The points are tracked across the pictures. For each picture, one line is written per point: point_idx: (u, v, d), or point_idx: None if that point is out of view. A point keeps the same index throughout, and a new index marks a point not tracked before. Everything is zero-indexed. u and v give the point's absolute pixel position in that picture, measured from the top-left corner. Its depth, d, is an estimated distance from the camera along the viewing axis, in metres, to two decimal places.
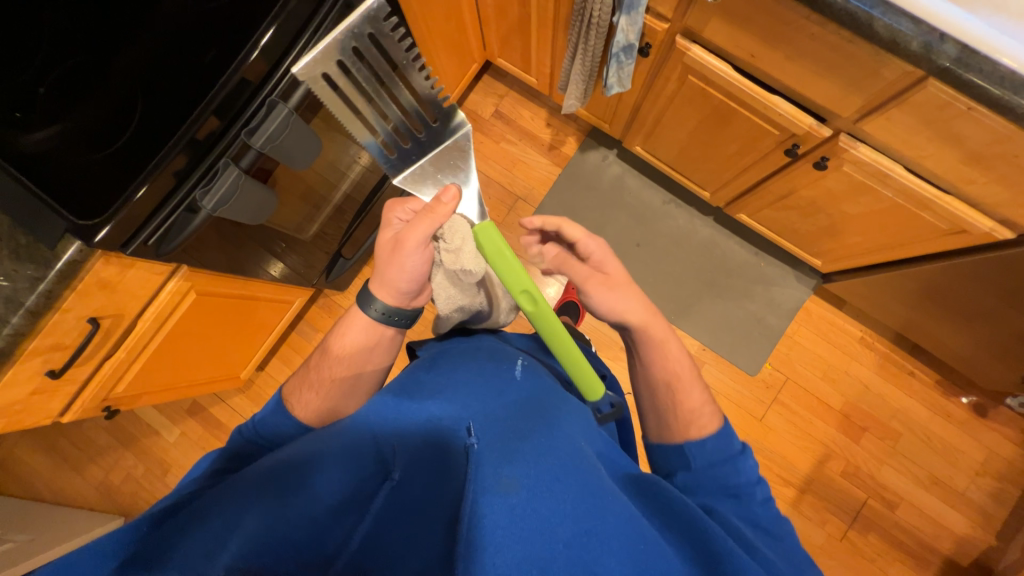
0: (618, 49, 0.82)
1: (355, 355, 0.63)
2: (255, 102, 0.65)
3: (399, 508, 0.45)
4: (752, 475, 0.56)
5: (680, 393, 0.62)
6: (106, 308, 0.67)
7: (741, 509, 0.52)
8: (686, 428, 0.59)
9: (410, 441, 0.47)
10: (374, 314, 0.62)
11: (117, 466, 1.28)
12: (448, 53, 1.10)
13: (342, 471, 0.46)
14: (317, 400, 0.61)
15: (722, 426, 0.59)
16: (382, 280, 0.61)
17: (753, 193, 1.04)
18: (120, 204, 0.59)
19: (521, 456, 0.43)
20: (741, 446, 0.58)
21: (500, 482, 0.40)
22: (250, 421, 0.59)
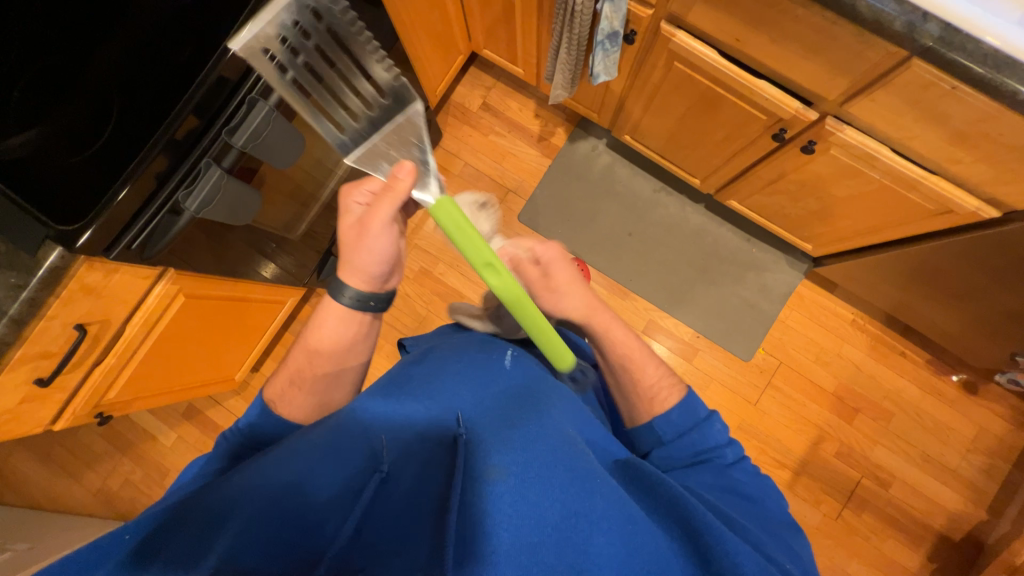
0: (603, 37, 0.82)
1: (335, 347, 0.62)
2: (235, 100, 0.64)
3: (392, 499, 0.46)
4: (721, 438, 0.57)
5: (636, 372, 0.62)
6: (93, 314, 0.67)
7: (714, 472, 0.54)
8: (648, 409, 0.59)
9: (400, 436, 0.49)
10: (348, 301, 0.62)
11: (115, 472, 1.28)
12: (432, 45, 1.08)
13: (332, 463, 0.46)
14: (303, 397, 0.60)
15: (687, 396, 0.60)
16: (351, 267, 0.61)
17: (742, 179, 1.04)
18: (103, 206, 0.58)
19: (509, 445, 0.45)
20: (708, 412, 0.59)
21: (488, 471, 0.43)
22: (234, 425, 0.58)
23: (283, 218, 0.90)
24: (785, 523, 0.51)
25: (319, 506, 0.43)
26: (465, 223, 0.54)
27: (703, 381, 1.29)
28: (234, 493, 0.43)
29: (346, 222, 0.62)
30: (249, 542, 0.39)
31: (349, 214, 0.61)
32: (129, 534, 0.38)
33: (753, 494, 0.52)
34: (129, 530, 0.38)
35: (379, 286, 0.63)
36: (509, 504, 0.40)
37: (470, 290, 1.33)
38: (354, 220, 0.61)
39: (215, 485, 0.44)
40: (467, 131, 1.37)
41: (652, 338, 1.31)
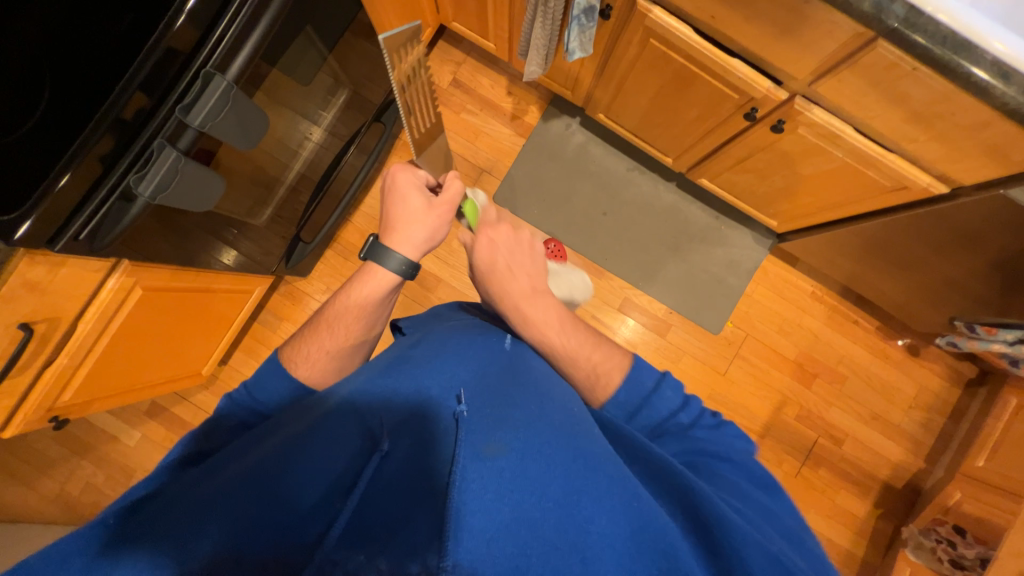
0: (579, 11, 0.80)
1: (365, 313, 0.65)
2: (187, 74, 0.58)
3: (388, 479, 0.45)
4: (675, 405, 0.59)
5: (572, 362, 0.64)
6: (39, 312, 0.61)
7: (675, 440, 0.56)
8: (595, 394, 0.61)
9: (398, 412, 0.49)
10: (391, 267, 0.64)
11: (74, 475, 1.21)
12: (398, 16, 1.03)
13: (328, 452, 0.45)
14: (319, 363, 0.63)
15: (630, 371, 0.61)
16: (400, 236, 0.65)
17: (713, 157, 1.06)
18: (42, 195, 0.53)
19: (510, 424, 0.46)
20: (657, 378, 0.61)
21: (491, 447, 0.43)
22: (240, 386, 0.59)
23: (244, 201, 0.84)
24: (756, 480, 0.52)
25: (310, 499, 0.43)
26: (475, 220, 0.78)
27: (676, 355, 1.34)
28: (219, 483, 0.42)
29: (392, 199, 0.67)
30: (240, 535, 0.39)
31: (396, 191, 0.67)
32: (110, 519, 0.39)
33: (730, 457, 0.53)
34: (114, 515, 0.40)
35: (424, 252, 0.68)
36: (510, 481, 0.41)
37: (447, 274, 1.31)
38: (419, 202, 0.66)
39: (200, 479, 0.44)
40: (437, 108, 1.32)
41: (627, 315, 1.34)
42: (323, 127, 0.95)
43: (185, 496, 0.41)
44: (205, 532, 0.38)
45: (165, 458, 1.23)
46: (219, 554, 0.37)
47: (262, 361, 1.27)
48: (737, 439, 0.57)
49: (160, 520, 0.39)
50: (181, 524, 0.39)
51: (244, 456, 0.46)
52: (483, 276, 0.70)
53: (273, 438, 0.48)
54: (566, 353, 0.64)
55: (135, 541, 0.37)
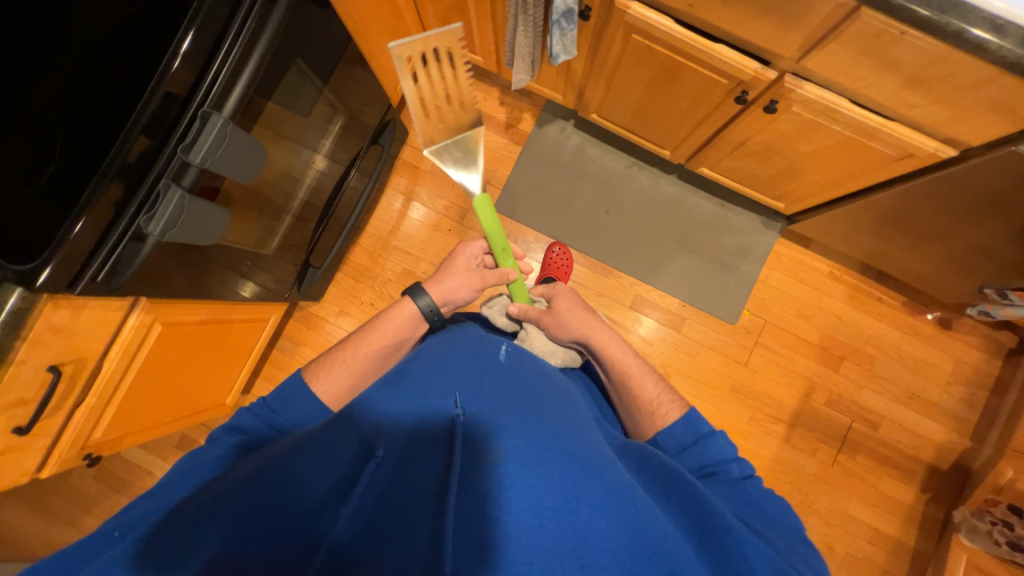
0: (558, 16, 0.81)
1: (388, 335, 0.69)
2: (186, 115, 0.61)
3: (387, 485, 0.46)
4: (729, 453, 0.60)
5: (638, 388, 0.69)
6: (66, 353, 0.64)
7: (721, 483, 0.57)
8: (650, 424, 0.66)
9: (394, 421, 0.50)
10: (420, 306, 0.71)
11: (114, 512, 1.24)
12: (385, 40, 1.06)
13: (327, 461, 0.47)
14: (338, 383, 0.65)
15: (687, 413, 0.64)
16: (438, 286, 0.72)
17: (710, 146, 1.05)
18: (60, 240, 0.56)
19: (509, 428, 0.47)
20: (712, 428, 0.62)
21: (488, 455, 0.45)
22: (260, 399, 0.61)
23: (253, 232, 0.87)
24: (801, 538, 0.52)
25: (316, 504, 0.44)
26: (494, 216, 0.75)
27: (694, 349, 1.32)
28: (226, 489, 0.44)
29: (450, 259, 0.76)
30: (243, 540, 0.41)
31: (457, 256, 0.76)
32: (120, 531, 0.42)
33: (765, 506, 0.54)
34: (123, 527, 0.43)
35: (447, 308, 0.74)
36: (508, 487, 0.43)
37: None
38: (463, 262, 0.76)
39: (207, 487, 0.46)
40: None
41: (640, 312, 1.33)
42: (323, 154, 0.98)
43: (193, 504, 0.44)
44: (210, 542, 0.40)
45: None
46: (222, 555, 0.40)
47: None
48: (776, 497, 0.56)
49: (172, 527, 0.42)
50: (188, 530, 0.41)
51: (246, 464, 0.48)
52: (557, 318, 0.74)
53: (279, 449, 0.49)
54: (631, 380, 0.69)
55: (156, 555, 0.40)
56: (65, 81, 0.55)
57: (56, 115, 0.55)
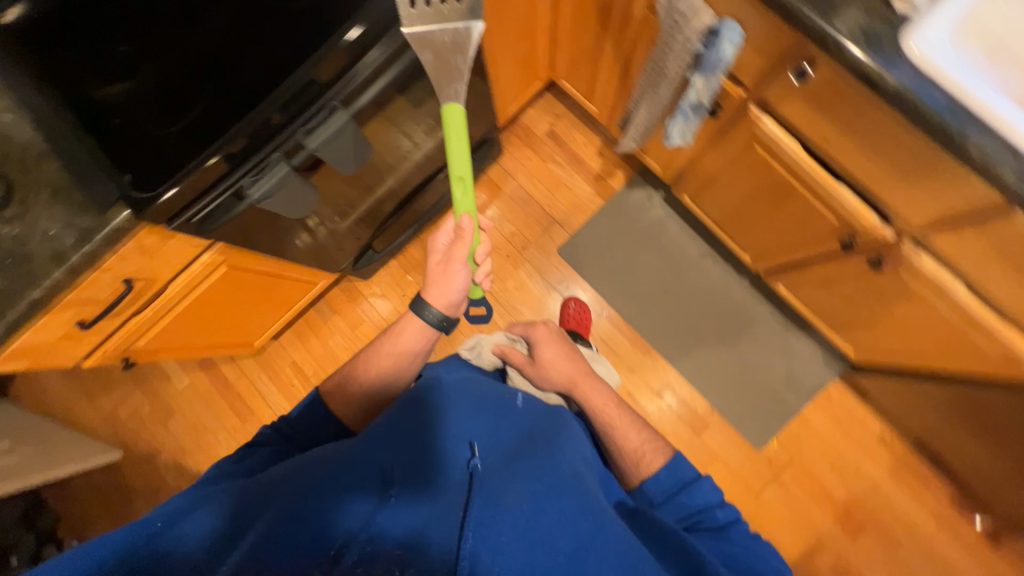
0: (688, 107, 0.78)
1: (400, 350, 0.70)
2: (315, 103, 0.65)
3: (403, 519, 0.48)
4: (713, 497, 0.61)
5: (621, 437, 0.68)
6: (142, 272, 0.70)
7: (707, 535, 0.58)
8: (636, 473, 0.65)
9: (410, 456, 0.53)
10: (428, 318, 0.69)
11: (127, 401, 1.34)
12: (513, 67, 1.09)
13: (349, 483, 0.50)
14: (348, 399, 0.69)
15: (672, 457, 0.64)
16: (439, 292, 0.69)
17: (795, 269, 1.00)
18: (172, 184, 0.61)
19: (523, 477, 0.50)
20: (696, 474, 0.63)
21: (504, 497, 0.48)
22: (281, 417, 0.69)
23: (336, 204, 0.91)
24: None
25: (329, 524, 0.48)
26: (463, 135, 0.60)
27: (706, 458, 1.25)
28: (256, 499, 0.50)
29: (432, 258, 0.70)
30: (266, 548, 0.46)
31: (439, 252, 0.70)
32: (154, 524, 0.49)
33: (747, 557, 0.56)
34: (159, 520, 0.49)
35: (457, 314, 0.73)
36: (523, 529, 0.45)
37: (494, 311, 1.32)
38: (437, 260, 0.69)
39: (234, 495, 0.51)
40: (527, 153, 1.37)
41: (664, 402, 1.27)
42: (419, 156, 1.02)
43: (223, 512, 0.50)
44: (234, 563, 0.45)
45: (200, 409, 1.34)
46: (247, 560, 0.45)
47: (306, 345, 1.36)
48: (758, 539, 0.58)
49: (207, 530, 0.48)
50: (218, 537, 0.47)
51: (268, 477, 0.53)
52: (536, 371, 0.76)
53: (296, 464, 0.54)
54: (612, 429, 0.69)
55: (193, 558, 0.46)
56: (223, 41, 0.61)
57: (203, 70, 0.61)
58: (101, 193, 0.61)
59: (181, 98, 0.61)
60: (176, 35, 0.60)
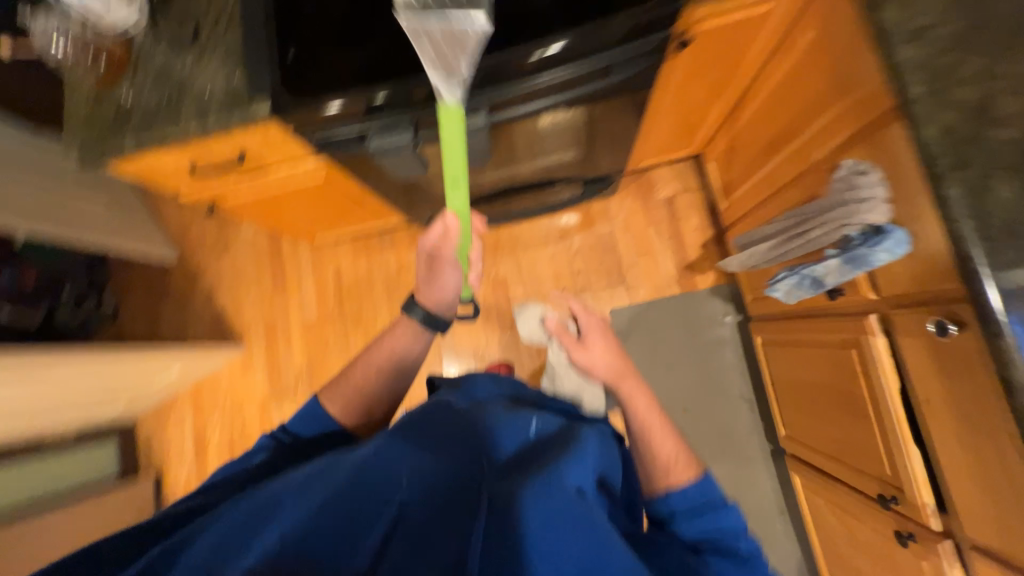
0: (808, 275, 0.72)
1: (397, 357, 0.75)
2: (465, 94, 0.65)
3: (400, 538, 0.45)
4: (740, 524, 0.55)
5: (655, 444, 0.60)
6: (257, 153, 0.77)
7: (724, 560, 0.52)
8: (662, 481, 0.57)
9: (408, 473, 0.50)
10: (418, 317, 0.75)
11: (201, 219, 1.58)
12: (665, 130, 1.04)
13: (348, 498, 0.48)
14: (346, 403, 0.72)
15: (703, 474, 0.57)
16: (430, 294, 0.75)
17: (822, 475, 0.92)
18: (311, 103, 0.64)
19: (527, 495, 0.46)
20: (723, 496, 0.57)
21: (506, 517, 0.45)
22: (278, 427, 0.71)
23: (441, 177, 0.93)
24: None
25: (329, 530, 0.46)
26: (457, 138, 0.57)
27: None
28: (259, 508, 0.49)
29: (421, 261, 0.74)
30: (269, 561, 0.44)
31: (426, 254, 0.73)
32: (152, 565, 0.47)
33: None
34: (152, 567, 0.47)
35: (450, 313, 0.78)
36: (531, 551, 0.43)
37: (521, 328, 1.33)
38: (427, 261, 0.73)
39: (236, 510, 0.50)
40: (634, 207, 1.33)
41: None
42: (534, 169, 1.01)
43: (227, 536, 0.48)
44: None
45: (251, 258, 1.53)
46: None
47: (354, 261, 1.45)
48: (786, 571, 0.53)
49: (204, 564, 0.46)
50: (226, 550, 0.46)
51: (275, 481, 0.53)
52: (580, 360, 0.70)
53: (300, 471, 0.53)
54: (647, 433, 0.61)
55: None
56: None
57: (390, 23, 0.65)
58: (258, 82, 0.68)
59: (359, 39, 0.66)
60: None
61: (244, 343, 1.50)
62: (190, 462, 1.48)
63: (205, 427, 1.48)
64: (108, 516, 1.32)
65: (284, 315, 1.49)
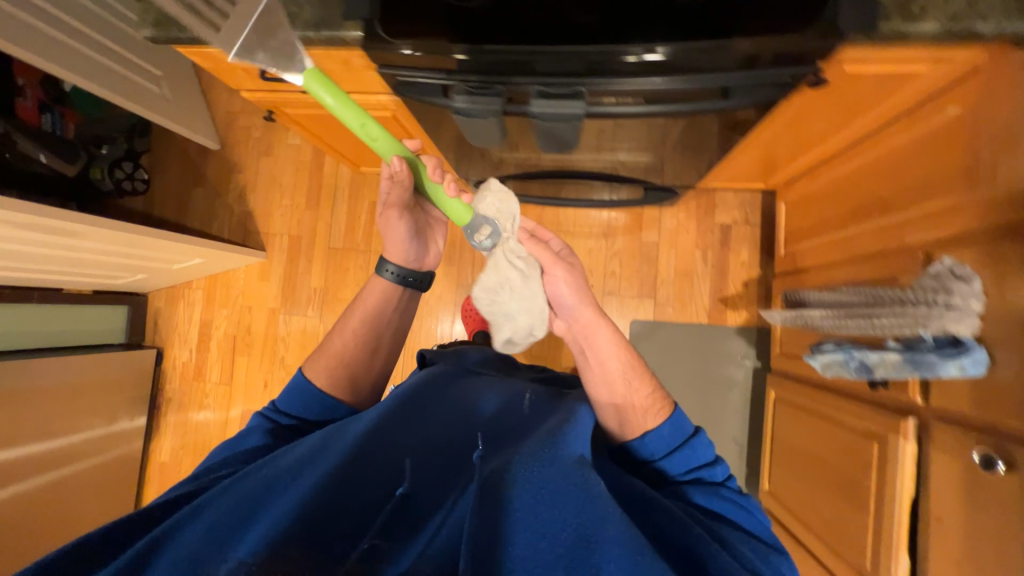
0: (858, 358, 0.69)
1: (376, 318, 0.85)
2: (567, 79, 0.59)
3: (408, 514, 0.50)
4: (707, 454, 0.64)
5: (627, 389, 0.65)
6: (333, 72, 0.74)
7: (702, 489, 0.60)
8: (637, 424, 0.64)
9: (408, 459, 0.55)
10: (390, 274, 0.83)
11: (250, 115, 1.53)
12: (750, 158, 0.98)
13: (358, 482, 0.52)
14: (330, 367, 0.81)
15: (676, 412, 0.65)
16: (395, 250, 0.80)
17: (795, 541, 0.93)
18: (404, 45, 0.59)
19: (522, 469, 0.52)
20: (693, 428, 0.65)
21: (502, 485, 0.51)
22: (270, 404, 0.78)
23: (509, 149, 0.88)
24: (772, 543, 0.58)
25: (343, 506, 0.50)
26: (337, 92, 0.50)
27: None
28: (268, 488, 0.52)
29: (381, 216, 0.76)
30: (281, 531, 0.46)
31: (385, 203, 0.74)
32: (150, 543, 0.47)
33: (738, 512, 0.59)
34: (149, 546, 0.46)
35: (419, 270, 0.84)
36: (531, 512, 0.48)
37: None
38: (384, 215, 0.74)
39: (241, 489, 0.52)
40: (687, 225, 1.27)
41: None
42: (602, 164, 0.95)
43: (234, 514, 0.49)
44: (247, 544, 0.45)
45: (290, 168, 1.50)
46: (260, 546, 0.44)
47: None
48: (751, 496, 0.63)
49: (211, 544, 0.46)
50: (237, 527, 0.48)
51: (281, 461, 0.56)
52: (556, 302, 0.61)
53: (303, 454, 0.57)
54: (622, 378, 0.65)
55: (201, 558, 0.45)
56: None
57: None
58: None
59: None
60: None
61: (266, 250, 1.49)
62: (191, 348, 1.52)
63: (212, 319, 1.51)
64: (108, 375, 1.36)
65: (310, 233, 1.48)
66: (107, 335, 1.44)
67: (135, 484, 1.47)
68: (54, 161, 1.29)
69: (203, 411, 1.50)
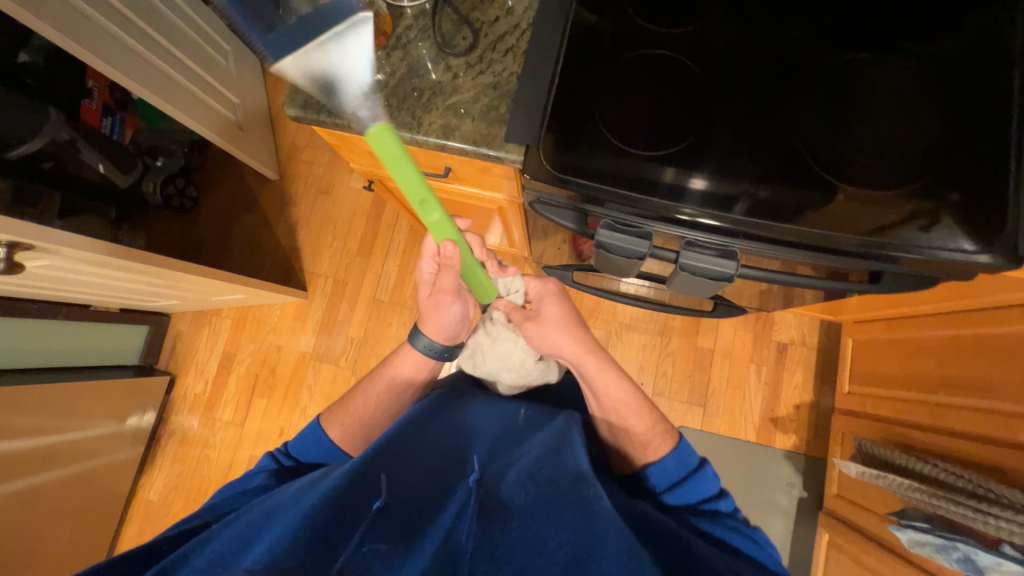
0: (957, 550, 0.67)
1: (404, 380, 0.81)
2: (723, 235, 0.59)
3: (399, 525, 0.45)
4: (717, 488, 0.66)
5: (626, 419, 0.73)
6: (462, 172, 0.74)
7: (709, 518, 0.62)
8: (641, 455, 0.70)
9: (400, 477, 0.51)
10: (420, 345, 0.78)
11: (316, 153, 1.52)
12: (830, 297, 0.99)
13: (353, 490, 0.48)
14: (349, 425, 0.75)
15: (678, 443, 0.69)
16: (434, 327, 0.77)
17: None
18: (566, 179, 0.58)
19: (517, 491, 0.51)
20: (699, 461, 0.68)
21: (498, 507, 0.48)
22: (280, 448, 0.73)
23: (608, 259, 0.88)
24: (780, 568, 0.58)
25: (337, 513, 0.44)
26: (399, 159, 0.41)
27: None
28: (263, 514, 0.47)
29: (423, 290, 0.75)
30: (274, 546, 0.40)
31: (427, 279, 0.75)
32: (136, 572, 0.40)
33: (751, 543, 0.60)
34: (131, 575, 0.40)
35: (455, 344, 0.80)
36: (531, 527, 0.46)
37: None
38: (427, 287, 0.74)
39: (225, 523, 0.46)
40: (744, 338, 1.27)
41: None
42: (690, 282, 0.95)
43: (226, 541, 0.43)
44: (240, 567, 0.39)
45: (348, 211, 1.48)
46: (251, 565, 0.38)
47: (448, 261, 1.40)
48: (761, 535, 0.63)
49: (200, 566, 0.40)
50: (226, 549, 0.42)
51: (275, 495, 0.51)
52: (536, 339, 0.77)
53: (292, 489, 0.52)
54: (618, 409, 0.74)
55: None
56: (713, 123, 0.59)
57: (678, 126, 0.59)
58: (520, 124, 0.61)
59: (639, 123, 0.59)
60: (687, 93, 0.60)
61: (307, 289, 1.45)
62: (206, 379, 1.43)
63: (237, 352, 1.43)
64: (114, 403, 1.26)
65: (358, 279, 1.45)
66: (118, 356, 1.36)
67: (115, 523, 1.33)
68: (111, 172, 1.29)
69: (206, 450, 1.40)
